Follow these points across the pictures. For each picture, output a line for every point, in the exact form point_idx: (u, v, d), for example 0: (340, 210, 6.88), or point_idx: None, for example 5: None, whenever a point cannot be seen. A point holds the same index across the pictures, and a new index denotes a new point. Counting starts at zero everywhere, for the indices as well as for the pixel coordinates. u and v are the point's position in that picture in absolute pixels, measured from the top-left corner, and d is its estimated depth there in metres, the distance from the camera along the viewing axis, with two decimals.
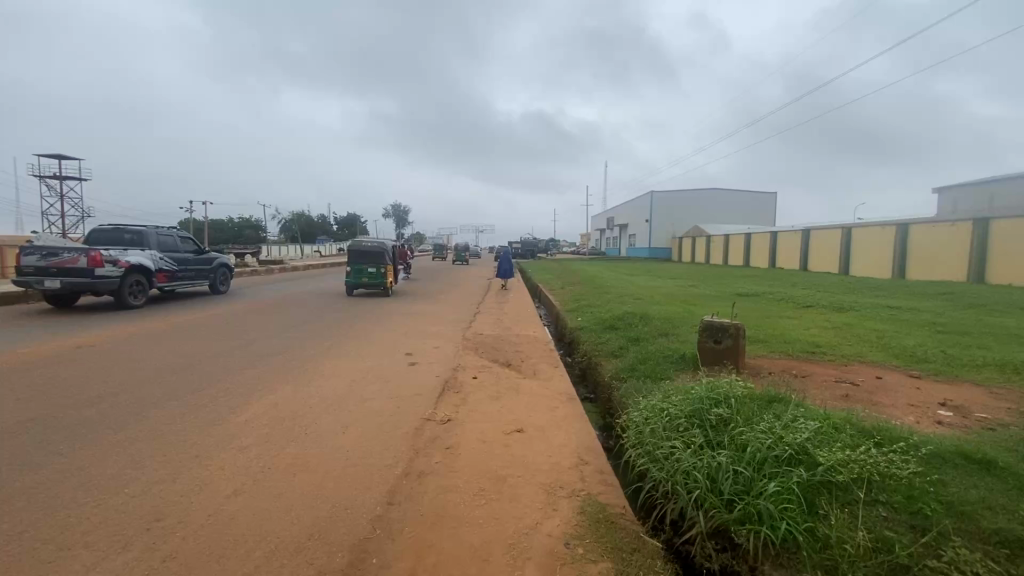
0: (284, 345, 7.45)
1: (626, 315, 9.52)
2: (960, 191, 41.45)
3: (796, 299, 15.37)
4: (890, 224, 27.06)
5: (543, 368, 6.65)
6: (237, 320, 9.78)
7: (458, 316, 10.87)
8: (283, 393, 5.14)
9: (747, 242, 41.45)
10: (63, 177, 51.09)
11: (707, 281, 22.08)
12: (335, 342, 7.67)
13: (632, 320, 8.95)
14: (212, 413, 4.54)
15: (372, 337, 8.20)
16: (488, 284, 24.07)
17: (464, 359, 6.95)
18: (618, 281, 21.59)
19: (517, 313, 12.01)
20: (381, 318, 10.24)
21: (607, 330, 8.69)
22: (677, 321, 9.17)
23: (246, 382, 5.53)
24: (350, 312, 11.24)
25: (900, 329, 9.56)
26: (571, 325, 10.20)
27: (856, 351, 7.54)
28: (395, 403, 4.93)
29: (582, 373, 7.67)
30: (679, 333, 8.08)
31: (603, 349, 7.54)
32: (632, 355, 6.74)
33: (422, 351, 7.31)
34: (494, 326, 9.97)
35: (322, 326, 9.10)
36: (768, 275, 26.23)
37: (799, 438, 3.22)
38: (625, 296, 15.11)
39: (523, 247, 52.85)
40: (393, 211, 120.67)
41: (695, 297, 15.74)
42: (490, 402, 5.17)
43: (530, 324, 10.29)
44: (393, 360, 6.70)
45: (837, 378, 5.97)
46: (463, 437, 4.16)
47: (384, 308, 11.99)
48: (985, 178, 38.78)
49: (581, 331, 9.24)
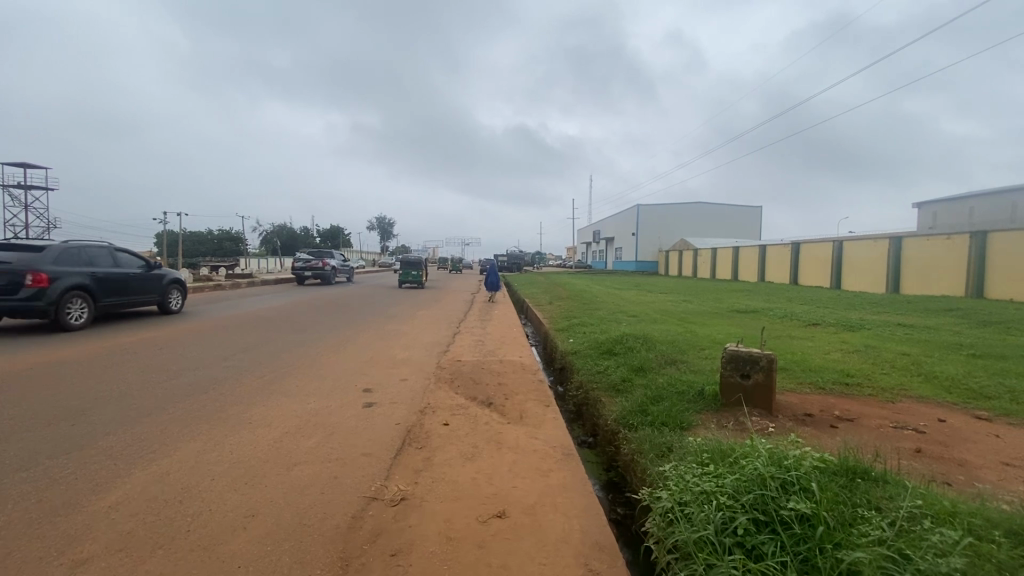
0: (218, 378, 6.15)
1: (626, 337, 8.37)
2: (941, 205, 41.53)
3: (800, 317, 14.35)
4: (883, 238, 26.50)
5: (533, 409, 5.41)
6: (176, 342, 8.45)
7: (434, 338, 9.61)
8: (184, 455, 3.84)
9: (736, 255, 40.87)
10: (29, 187, 49.01)
11: (701, 296, 21.10)
12: (282, 374, 6.40)
13: (633, 344, 7.79)
14: (66, 495, 3.22)
15: (329, 366, 6.93)
16: (473, 297, 22.86)
17: (435, 396, 5.71)
18: (608, 296, 20.53)
19: (502, 333, 10.77)
20: (345, 340, 8.94)
21: (605, 356, 7.53)
22: (683, 345, 8.04)
23: (144, 435, 4.22)
24: (311, 331, 9.91)
25: (930, 353, 8.53)
26: (562, 348, 9.04)
27: (896, 381, 6.46)
28: (332, 471, 3.66)
29: (577, 410, 6.48)
30: (689, 360, 6.95)
31: (604, 381, 6.35)
32: (639, 391, 5.58)
33: (385, 385, 6.05)
34: (476, 349, 8.75)
35: (272, 351, 7.81)
36: (762, 289, 25.42)
37: (937, 559, 2.05)
38: (618, 313, 14.01)
39: (511, 260, 51.80)
40: (377, 224, 119.41)
41: (694, 314, 14.68)
42: (463, 463, 3.91)
43: (517, 348, 9.07)
44: (345, 399, 5.43)
45: (895, 422, 4.83)
46: (418, 532, 2.90)
47: (351, 327, 10.69)
48: (966, 193, 38.80)
49: (574, 357, 8.05)
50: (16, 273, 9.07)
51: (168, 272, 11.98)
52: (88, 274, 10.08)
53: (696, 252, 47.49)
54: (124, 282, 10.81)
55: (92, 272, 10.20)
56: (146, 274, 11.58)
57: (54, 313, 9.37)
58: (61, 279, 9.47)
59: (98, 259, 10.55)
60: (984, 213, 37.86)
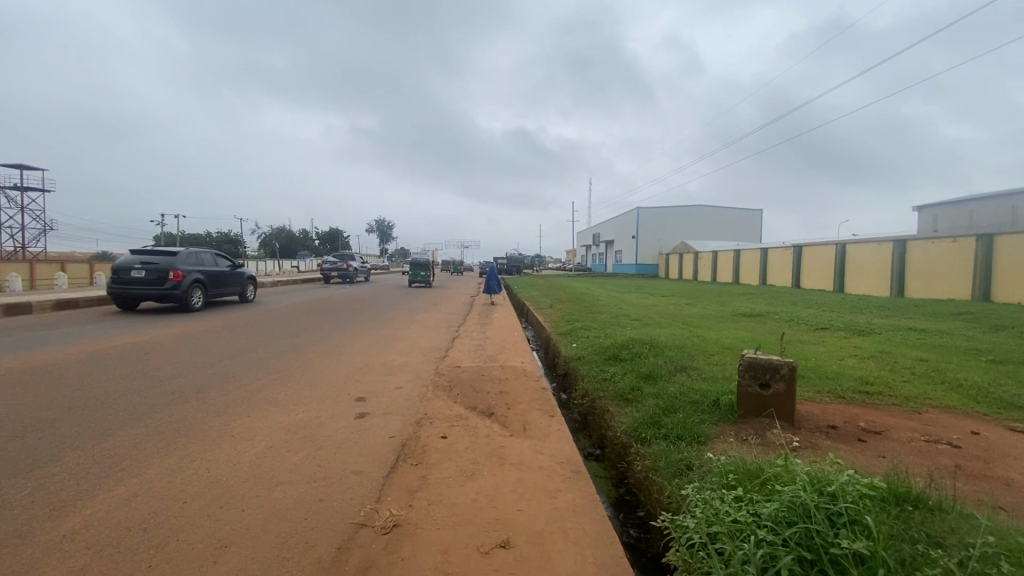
0: (203, 386, 5.81)
1: (631, 342, 8.04)
2: (940, 209, 41.27)
3: (807, 321, 14.03)
4: (886, 241, 26.22)
5: (537, 420, 5.07)
6: (164, 346, 8.13)
7: (432, 343, 9.28)
8: (155, 476, 3.49)
9: (737, 258, 40.59)
10: (25, 188, 48.73)
11: (704, 299, 20.80)
12: (272, 381, 6.07)
13: (640, 349, 7.46)
14: (17, 521, 2.89)
15: (321, 372, 6.61)
16: (472, 300, 22.54)
17: (433, 406, 5.38)
18: (610, 299, 20.21)
19: (502, 337, 10.44)
20: (340, 345, 8.60)
21: (611, 362, 7.19)
22: (692, 351, 7.72)
23: (114, 451, 3.89)
24: (305, 335, 9.59)
25: (947, 359, 8.20)
26: (566, 353, 8.70)
27: (919, 390, 6.13)
28: (317, 492, 3.33)
29: (583, 420, 6.15)
30: (700, 367, 6.63)
31: (611, 389, 6.01)
32: (649, 400, 5.25)
33: (380, 393, 5.72)
34: (475, 355, 8.42)
35: (263, 356, 7.48)
36: (765, 292, 25.12)
37: None
38: (621, 316, 13.69)
39: (510, 263, 51.51)
40: (376, 227, 119.17)
41: (699, 318, 14.35)
42: (463, 483, 3.57)
43: (517, 353, 8.74)
44: (336, 409, 5.09)
45: (925, 437, 4.51)
46: (410, 566, 2.57)
47: (347, 330, 10.38)
48: (966, 196, 38.59)
49: (578, 362, 7.72)
50: (162, 270, 12.50)
51: (248, 270, 15.52)
52: (205, 272, 13.69)
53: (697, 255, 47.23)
54: (225, 278, 14.56)
55: (206, 270, 13.78)
56: (233, 270, 15.17)
57: (185, 299, 12.90)
58: (189, 275, 12.85)
59: (207, 261, 14.19)
60: (984, 216, 37.66)
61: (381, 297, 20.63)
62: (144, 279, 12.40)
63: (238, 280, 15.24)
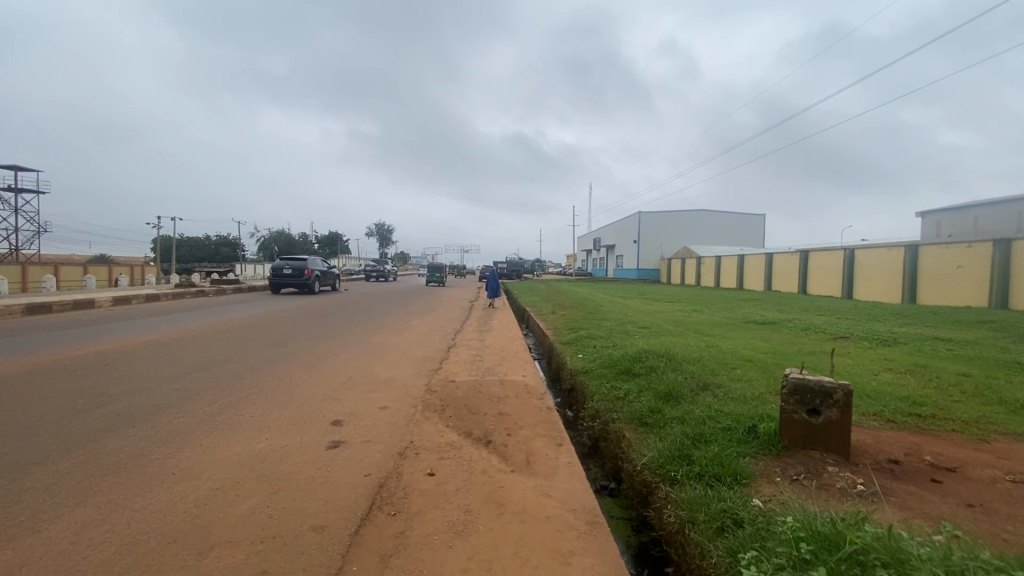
0: (158, 405, 5.08)
1: (644, 353, 7.33)
2: (944, 214, 40.68)
3: (823, 329, 13.30)
4: (897, 246, 25.52)
5: (543, 450, 4.31)
6: (129, 356, 7.39)
7: (426, 353, 8.54)
8: (56, 536, 2.74)
9: (741, 263, 39.93)
10: (20, 190, 48.17)
11: (711, 306, 20.06)
12: (238, 400, 5.34)
13: (654, 362, 6.73)
14: None
15: (297, 388, 5.88)
16: (471, 305, 21.81)
17: (421, 431, 4.64)
18: (614, 305, 19.47)
19: (502, 346, 9.68)
20: (323, 355, 7.87)
21: (623, 377, 6.47)
22: (711, 365, 7.00)
23: (20, 496, 3.14)
24: (288, 343, 8.86)
25: (991, 373, 7.46)
26: (571, 365, 7.97)
27: (977, 413, 5.39)
28: (262, 558, 2.58)
29: (593, 446, 5.42)
30: (724, 385, 5.90)
31: (626, 410, 5.28)
32: (673, 427, 4.52)
33: (360, 415, 4.98)
34: (473, 367, 7.68)
35: (236, 369, 6.75)
36: (773, 298, 24.34)
37: None
38: (628, 324, 12.97)
39: (511, 267, 50.81)
40: (376, 231, 118.93)
41: (709, 325, 13.62)
42: (451, 543, 2.82)
43: (518, 366, 8.00)
44: (305, 435, 4.35)
45: (1009, 476, 3.77)
46: None
47: (335, 338, 9.66)
48: (970, 202, 37.94)
49: (586, 377, 6.97)
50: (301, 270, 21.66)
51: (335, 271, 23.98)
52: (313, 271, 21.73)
53: (700, 260, 46.57)
54: (331, 277, 24.09)
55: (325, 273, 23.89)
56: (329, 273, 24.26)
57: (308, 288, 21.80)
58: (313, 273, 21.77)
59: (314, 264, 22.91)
60: (990, 223, 36.96)
61: (376, 301, 19.89)
62: (291, 275, 21.81)
63: (333, 276, 24.22)
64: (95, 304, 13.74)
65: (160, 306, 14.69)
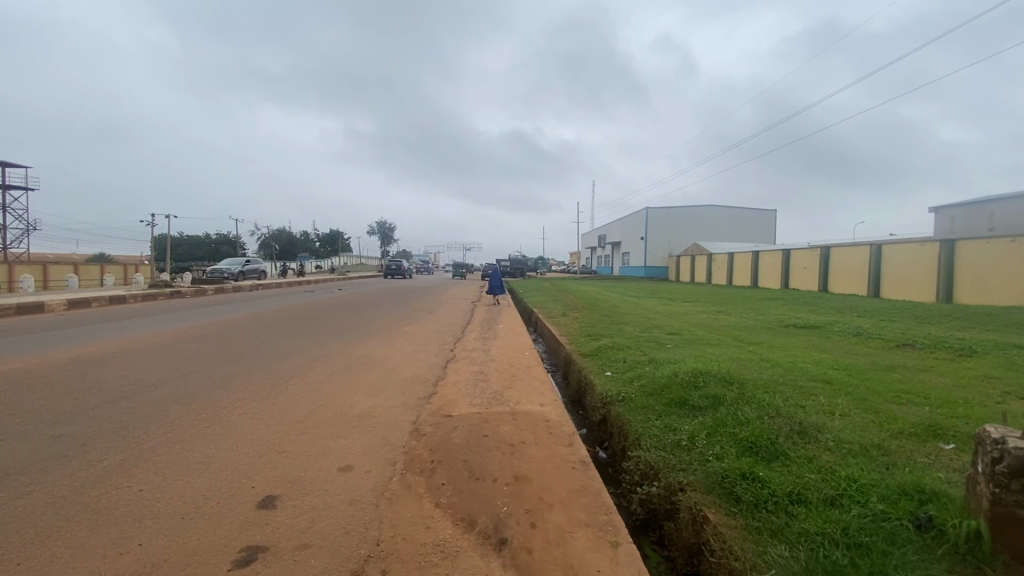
0: (11, 470, 3.45)
1: (696, 374, 5.67)
2: (959, 209, 38.75)
3: (878, 335, 11.53)
4: (930, 241, 23.71)
5: (590, 562, 2.65)
6: (34, 380, 5.76)
7: (417, 372, 6.84)
8: None
9: (755, 261, 38.35)
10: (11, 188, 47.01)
11: (737, 307, 18.27)
12: (138, 459, 3.70)
13: (714, 389, 5.08)
14: None
15: (231, 434, 4.25)
16: (475, 304, 20.17)
17: (396, 518, 3.01)
18: (630, 306, 17.78)
19: (511, 360, 7.96)
20: (287, 378, 6.23)
21: (677, 412, 4.83)
22: (788, 393, 5.35)
23: None
24: (250, 360, 7.23)
25: None
26: (599, 386, 6.35)
27: None
28: None
29: (647, 520, 3.80)
30: (825, 429, 4.26)
31: (700, 472, 3.66)
32: (794, 515, 2.92)
33: (306, 487, 3.33)
34: (476, 392, 6.00)
35: (164, 401, 5.14)
36: (799, 298, 22.42)
37: None
38: (653, 329, 11.31)
39: (513, 264, 49.13)
40: (379, 228, 117.94)
41: (746, 330, 11.85)
42: None
43: (533, 389, 6.30)
44: (205, 537, 2.70)
45: None
46: None
47: (309, 350, 8.01)
48: (991, 195, 35.99)
49: (624, 407, 5.30)
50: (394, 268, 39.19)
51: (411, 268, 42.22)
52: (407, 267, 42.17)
53: (710, 257, 44.89)
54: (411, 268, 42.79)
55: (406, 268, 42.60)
56: None
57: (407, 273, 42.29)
58: None
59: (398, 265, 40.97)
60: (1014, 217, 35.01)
61: (371, 302, 18.29)
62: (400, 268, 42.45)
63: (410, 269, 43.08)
64: (46, 308, 12.11)
65: (125, 309, 13.13)
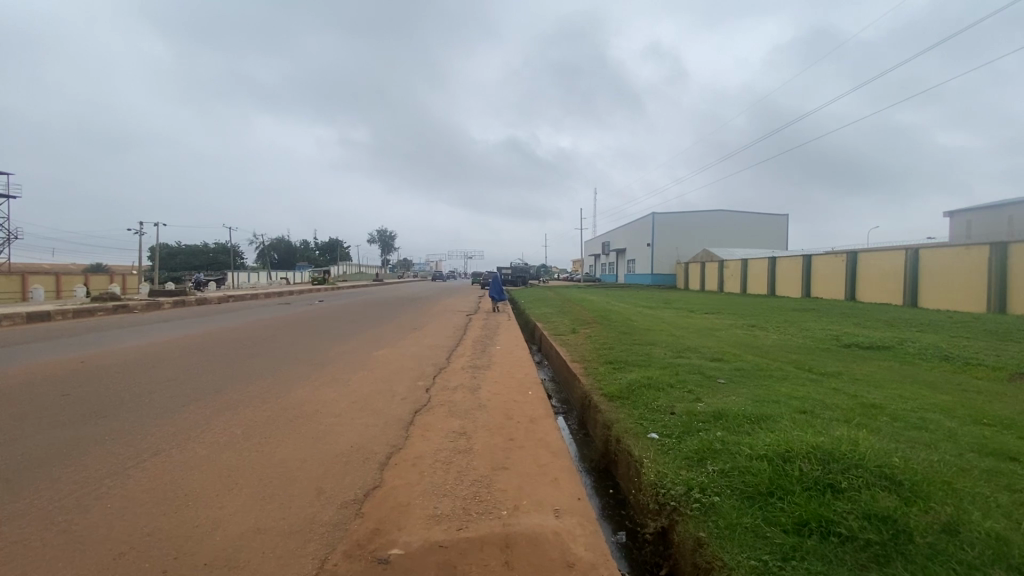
0: None
1: (822, 455, 3.30)
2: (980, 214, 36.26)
3: (976, 359, 9.03)
4: (975, 245, 21.21)
5: None
6: None
7: (362, 439, 4.47)
8: None
9: (774, 268, 35.88)
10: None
11: (773, 321, 15.77)
12: None
13: (881, 505, 2.74)
14: None
15: None
16: (472, 317, 17.73)
17: None
18: (650, 321, 15.33)
19: (507, 409, 5.55)
20: (147, 456, 3.90)
21: (826, 559, 2.48)
22: (1000, 502, 2.96)
23: None
24: (121, 416, 4.90)
25: None
26: (646, 462, 3.94)
27: None
28: None
29: None
30: None
31: None
32: None
33: None
34: (444, 485, 3.60)
35: None
36: (837, 309, 19.84)
37: None
38: (690, 355, 8.86)
39: (513, 273, 46.76)
40: (380, 235, 115.91)
41: (805, 355, 9.38)
42: None
43: (539, 472, 3.91)
44: None
45: None
46: None
47: (223, 395, 5.66)
48: (1010, 199, 33.58)
49: (706, 526, 2.94)
50: None
51: None
52: None
53: (722, 264, 42.45)
54: None
55: None
56: None
57: None
58: None
59: None
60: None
61: (353, 315, 15.92)
62: None
63: None
64: None
65: (45, 328, 10.90)
